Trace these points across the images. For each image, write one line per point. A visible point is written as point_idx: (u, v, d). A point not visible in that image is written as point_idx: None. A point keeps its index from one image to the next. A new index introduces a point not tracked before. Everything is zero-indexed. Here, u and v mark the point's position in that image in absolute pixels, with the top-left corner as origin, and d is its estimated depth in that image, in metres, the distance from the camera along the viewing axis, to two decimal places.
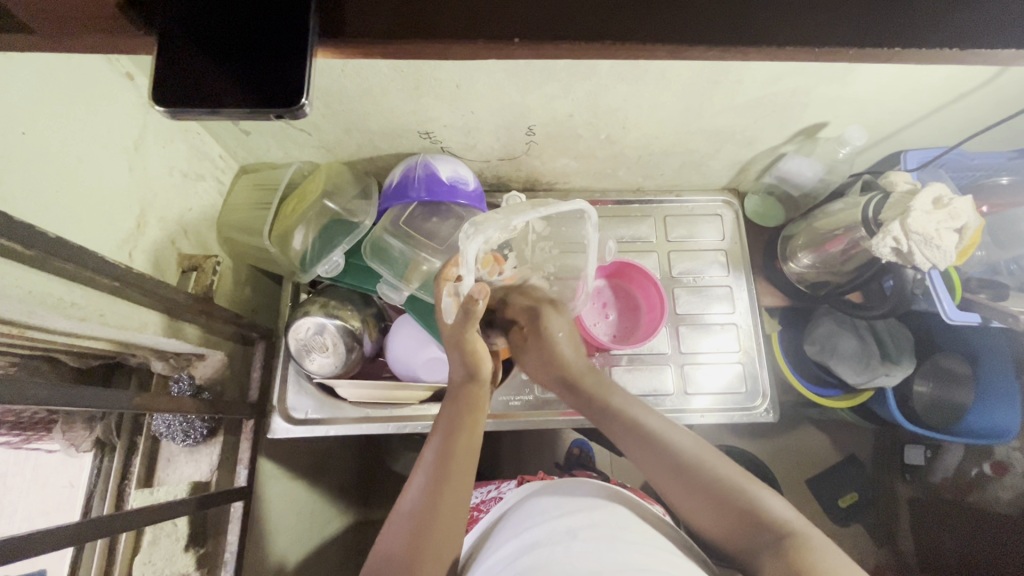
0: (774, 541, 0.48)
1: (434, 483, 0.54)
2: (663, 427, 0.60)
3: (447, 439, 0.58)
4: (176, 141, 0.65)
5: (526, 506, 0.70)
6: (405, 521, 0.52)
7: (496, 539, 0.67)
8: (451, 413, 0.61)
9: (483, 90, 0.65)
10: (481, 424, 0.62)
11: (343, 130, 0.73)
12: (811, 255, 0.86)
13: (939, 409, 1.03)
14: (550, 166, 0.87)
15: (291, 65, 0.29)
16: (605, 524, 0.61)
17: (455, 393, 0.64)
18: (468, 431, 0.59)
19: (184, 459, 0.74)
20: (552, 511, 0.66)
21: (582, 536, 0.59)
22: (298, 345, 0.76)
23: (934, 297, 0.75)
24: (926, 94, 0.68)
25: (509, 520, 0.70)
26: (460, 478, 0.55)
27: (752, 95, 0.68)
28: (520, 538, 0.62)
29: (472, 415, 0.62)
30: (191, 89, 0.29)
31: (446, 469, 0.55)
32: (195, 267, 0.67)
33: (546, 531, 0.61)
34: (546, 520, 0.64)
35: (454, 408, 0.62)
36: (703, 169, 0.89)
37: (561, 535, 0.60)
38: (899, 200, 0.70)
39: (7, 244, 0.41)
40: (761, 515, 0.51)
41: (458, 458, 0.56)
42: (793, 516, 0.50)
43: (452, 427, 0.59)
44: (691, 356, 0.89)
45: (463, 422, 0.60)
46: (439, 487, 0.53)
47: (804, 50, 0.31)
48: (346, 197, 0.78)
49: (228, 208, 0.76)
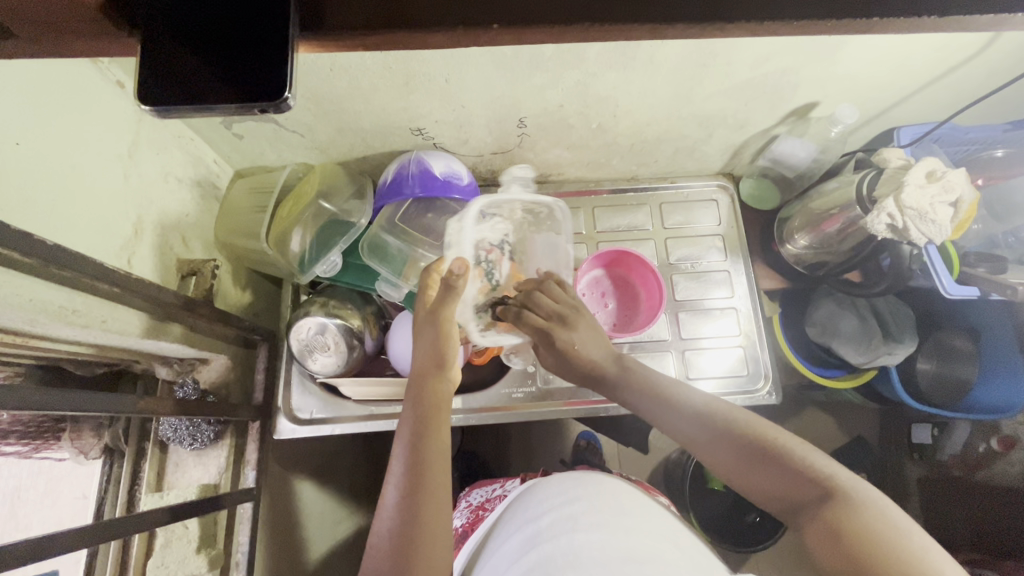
0: (818, 496, 0.47)
1: (409, 494, 0.52)
2: (693, 397, 0.61)
3: (416, 444, 0.55)
4: (171, 148, 0.65)
5: (527, 498, 0.70)
6: (387, 540, 0.50)
7: (500, 534, 0.67)
8: (417, 411, 0.58)
9: (473, 84, 0.66)
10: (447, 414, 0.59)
11: (336, 130, 0.74)
12: (809, 235, 0.86)
13: (946, 387, 1.03)
14: (543, 158, 0.86)
15: (271, 55, 0.29)
16: (606, 511, 0.62)
17: (417, 381, 0.61)
18: (434, 427, 0.57)
19: (192, 463, 0.74)
20: (553, 501, 0.66)
21: (585, 526, 0.59)
22: (300, 345, 0.76)
23: (931, 271, 0.76)
24: (914, 71, 0.68)
25: (511, 515, 0.70)
26: (435, 485, 0.53)
27: (741, 77, 0.68)
28: (524, 532, 0.62)
29: (433, 411, 0.58)
30: (179, 82, 0.29)
31: (418, 482, 0.53)
32: (194, 272, 0.67)
33: (549, 522, 0.62)
34: (548, 510, 0.64)
35: (414, 405, 0.59)
36: (697, 155, 0.89)
37: (565, 526, 0.60)
38: (893, 175, 0.70)
39: (10, 254, 0.42)
40: (797, 470, 0.49)
41: (430, 461, 0.54)
42: (832, 469, 0.48)
43: (419, 429, 0.56)
44: (692, 341, 0.89)
45: (427, 424, 0.57)
46: (415, 501, 0.51)
47: (781, 26, 0.31)
48: (342, 197, 0.80)
49: (224, 212, 0.77)
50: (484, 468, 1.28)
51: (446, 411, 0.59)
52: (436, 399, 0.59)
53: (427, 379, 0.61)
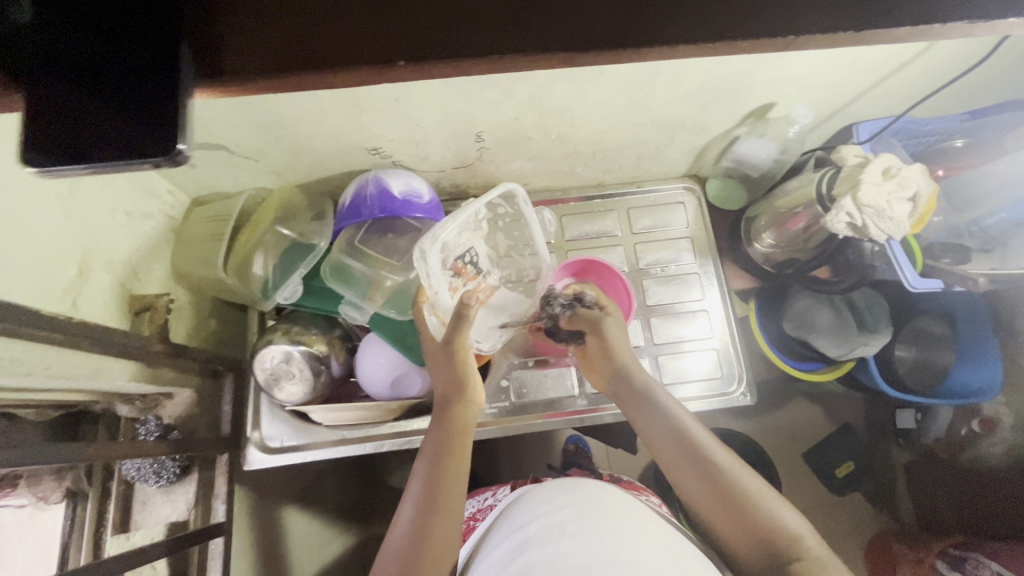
0: (784, 556, 0.51)
1: (426, 511, 0.54)
2: (692, 427, 0.61)
3: (435, 467, 0.58)
4: (117, 182, 0.64)
5: (515, 507, 0.70)
6: (392, 556, 0.52)
7: (487, 544, 0.66)
8: (441, 440, 0.60)
9: (424, 102, 0.65)
10: (468, 446, 0.61)
11: (290, 154, 0.73)
12: (774, 233, 0.87)
13: (925, 371, 1.04)
14: (506, 170, 0.85)
15: (162, 100, 0.27)
16: (594, 516, 0.61)
17: (444, 415, 0.63)
18: (459, 457, 0.59)
19: (160, 500, 0.72)
20: (541, 508, 0.65)
21: (569, 532, 0.59)
22: (265, 375, 0.75)
23: (895, 267, 0.76)
24: (866, 69, 0.68)
25: (498, 525, 0.69)
26: (451, 505, 0.55)
27: (695, 83, 0.68)
28: (512, 540, 0.61)
29: (461, 442, 0.61)
30: (61, 128, 0.27)
31: (435, 502, 0.55)
32: (148, 307, 0.65)
33: (536, 529, 0.61)
34: (535, 517, 0.63)
35: (438, 424, 0.62)
36: (661, 159, 0.89)
37: (551, 533, 0.59)
38: (850, 173, 0.70)
39: None
40: (770, 529, 0.53)
41: (449, 483, 0.56)
42: (804, 532, 0.53)
43: (442, 455, 0.59)
44: (666, 345, 0.88)
45: (454, 454, 0.59)
46: (429, 517, 0.54)
47: (697, 49, 0.30)
48: (303, 220, 0.79)
49: (180, 242, 0.75)
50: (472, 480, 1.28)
51: (468, 443, 0.61)
52: (461, 429, 0.62)
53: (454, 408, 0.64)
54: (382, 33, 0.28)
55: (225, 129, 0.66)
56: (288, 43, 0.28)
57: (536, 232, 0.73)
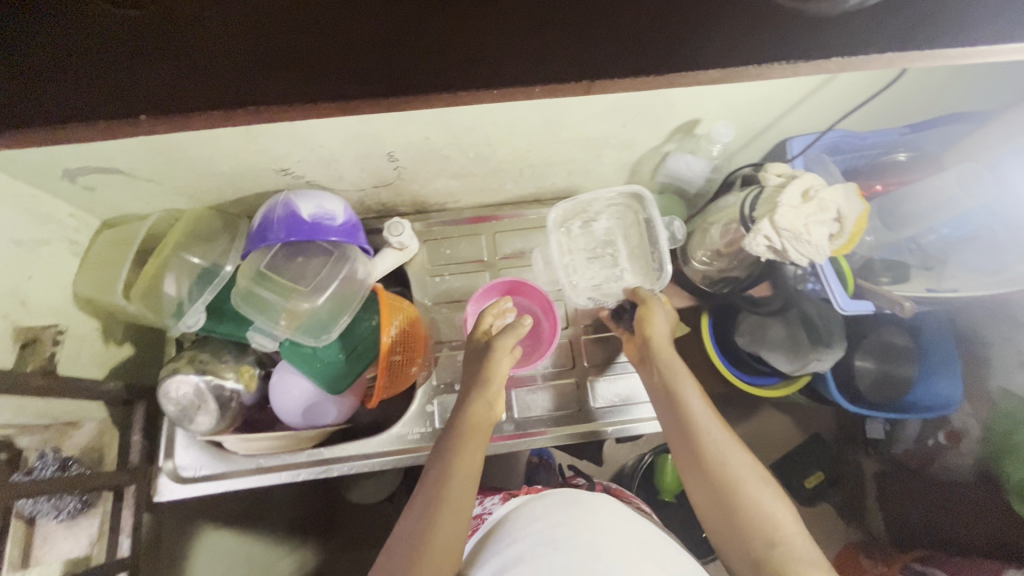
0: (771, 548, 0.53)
1: (434, 498, 0.55)
2: (703, 413, 0.63)
3: (451, 457, 0.59)
4: (2, 209, 0.61)
5: (503, 520, 0.67)
6: (402, 545, 0.53)
7: (472, 559, 0.64)
8: (457, 429, 0.62)
9: (322, 122, 0.62)
10: (484, 439, 0.62)
11: (194, 176, 0.70)
12: (709, 253, 0.84)
13: (885, 385, 1.02)
14: (431, 188, 0.83)
15: None
16: (585, 531, 0.59)
17: (461, 409, 0.65)
18: (471, 447, 0.60)
19: (62, 536, 0.66)
20: (532, 520, 0.62)
21: (564, 548, 0.57)
22: (175, 410, 0.71)
23: (826, 287, 0.73)
24: (786, 85, 0.66)
25: (482, 534, 0.67)
26: (463, 493, 0.55)
27: (608, 100, 0.65)
28: (498, 560, 0.59)
29: (473, 431, 0.62)
30: None
31: (443, 492, 0.55)
32: (34, 339, 0.64)
33: (527, 547, 0.58)
34: (526, 532, 0.61)
35: (452, 425, 0.63)
36: (594, 175, 0.86)
37: (542, 551, 0.57)
38: (771, 195, 0.67)
39: None
40: (762, 520, 0.55)
41: (461, 474, 0.57)
42: (789, 526, 0.55)
43: (457, 443, 0.60)
44: (599, 367, 0.86)
45: (466, 443, 0.60)
46: (436, 508, 0.54)
47: None
48: (213, 245, 0.77)
49: (87, 266, 0.73)
50: None
51: (483, 435, 0.63)
52: (476, 421, 0.63)
53: (469, 403, 0.65)
54: (130, 99, 0.41)
55: (116, 154, 0.63)
56: (45, 111, 0.40)
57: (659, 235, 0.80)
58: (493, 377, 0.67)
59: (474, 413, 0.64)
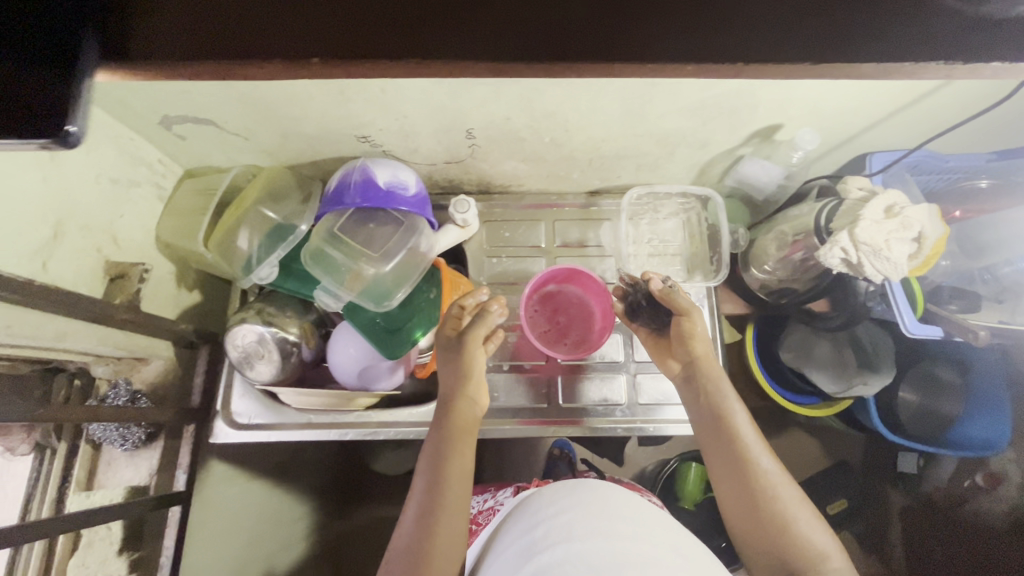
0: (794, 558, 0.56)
1: (426, 512, 0.58)
2: (739, 420, 0.64)
3: (436, 466, 0.61)
4: (103, 149, 0.64)
5: (521, 509, 0.68)
6: (400, 558, 0.56)
7: (497, 545, 0.65)
8: (440, 436, 0.64)
9: (410, 93, 0.64)
10: (470, 441, 0.64)
11: (279, 135, 0.73)
12: (776, 262, 0.83)
13: (927, 419, 1.01)
14: (500, 169, 0.84)
15: None
16: (602, 517, 0.59)
17: (442, 414, 0.66)
18: (457, 454, 0.62)
19: (124, 463, 0.74)
20: (550, 509, 0.63)
21: (579, 533, 0.57)
22: (238, 355, 0.75)
23: (893, 308, 0.72)
24: (881, 95, 0.64)
25: (507, 521, 0.68)
26: (450, 505, 0.58)
27: (693, 97, 0.65)
28: (520, 543, 0.60)
29: (457, 434, 0.64)
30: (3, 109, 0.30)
31: (434, 504, 0.58)
32: (122, 274, 0.67)
33: (545, 531, 0.60)
34: (544, 519, 0.62)
35: (440, 424, 0.65)
36: (662, 172, 0.86)
37: (560, 534, 0.58)
38: (851, 208, 0.66)
39: None
40: (786, 529, 0.57)
41: (449, 487, 0.59)
42: (818, 538, 0.56)
43: (442, 451, 0.62)
44: (646, 364, 0.85)
45: (451, 449, 0.62)
46: (428, 524, 0.57)
47: None
48: (288, 202, 0.78)
49: (169, 212, 0.76)
50: None
51: (468, 435, 0.65)
52: (460, 423, 0.65)
53: (454, 403, 0.67)
54: None
55: (212, 105, 0.65)
56: None
57: (725, 230, 0.83)
58: (471, 373, 0.68)
59: (453, 416, 0.66)
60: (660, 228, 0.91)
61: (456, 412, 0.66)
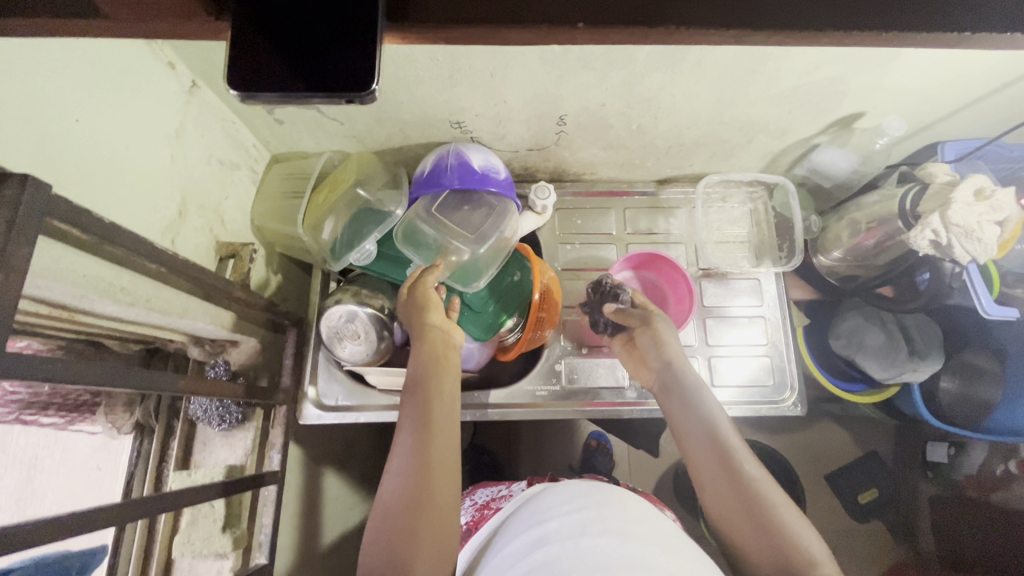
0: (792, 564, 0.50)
1: (419, 444, 0.54)
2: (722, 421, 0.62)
3: (419, 397, 0.57)
4: (213, 131, 0.66)
5: (532, 505, 0.63)
6: (394, 500, 0.51)
7: (503, 538, 0.60)
8: (416, 372, 0.60)
9: (517, 78, 0.65)
10: (449, 373, 0.61)
11: (375, 120, 0.74)
12: (844, 249, 0.86)
13: (967, 405, 0.96)
14: (578, 156, 0.86)
15: (345, 31, 0.30)
16: (619, 518, 0.54)
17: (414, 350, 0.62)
18: (438, 383, 0.59)
19: (219, 443, 0.75)
20: (561, 507, 0.58)
21: (592, 532, 0.52)
22: (330, 332, 0.77)
23: (970, 292, 0.75)
24: (969, 82, 0.66)
25: (511, 523, 0.62)
26: (441, 441, 0.54)
27: (788, 84, 0.67)
28: (529, 536, 0.55)
29: (437, 365, 0.60)
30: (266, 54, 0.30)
31: (425, 437, 0.54)
32: (233, 255, 0.68)
33: (556, 527, 0.54)
34: (555, 515, 0.56)
35: (417, 373, 0.60)
36: (734, 160, 0.88)
37: (573, 531, 0.53)
38: (938, 191, 0.69)
39: (76, 232, 0.43)
40: (777, 532, 0.52)
41: (437, 420, 0.56)
42: (814, 546, 0.51)
43: (421, 383, 0.58)
44: (717, 348, 0.87)
45: (431, 380, 0.59)
46: (424, 453, 0.53)
47: (856, 38, 0.30)
48: (376, 185, 0.79)
49: (261, 197, 0.78)
50: (498, 464, 1.29)
51: (448, 365, 0.61)
52: (436, 352, 0.61)
53: (429, 334, 0.62)
54: None
55: None
56: None
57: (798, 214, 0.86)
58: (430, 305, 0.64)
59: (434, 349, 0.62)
60: (728, 212, 0.93)
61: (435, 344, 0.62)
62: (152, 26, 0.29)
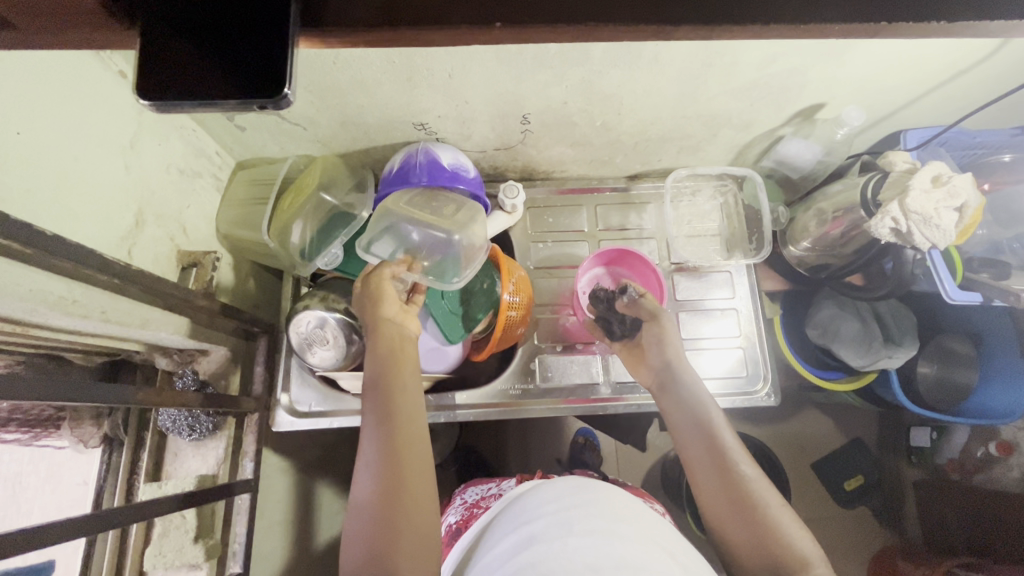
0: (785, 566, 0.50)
1: (387, 445, 0.53)
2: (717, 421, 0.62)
3: (379, 395, 0.56)
4: (172, 140, 0.65)
5: (521, 502, 0.62)
6: (367, 507, 0.50)
7: (490, 538, 0.59)
8: (374, 369, 0.59)
9: (476, 79, 0.65)
10: (405, 363, 0.60)
11: (338, 124, 0.74)
12: (811, 239, 0.87)
13: (948, 390, 0.97)
14: (546, 155, 0.86)
15: (266, 42, 0.31)
16: (608, 517, 0.54)
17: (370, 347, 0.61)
18: (395, 376, 0.58)
19: (191, 453, 0.75)
20: (550, 504, 0.58)
21: (579, 531, 0.52)
22: (300, 339, 0.76)
23: (935, 278, 0.76)
24: (923, 71, 0.67)
25: (499, 522, 0.62)
26: (407, 438, 0.54)
27: (746, 77, 0.67)
28: (516, 536, 0.55)
29: (393, 359, 0.59)
30: (163, 69, 0.32)
31: (391, 436, 0.53)
32: (195, 263, 0.67)
33: (542, 526, 0.54)
34: (542, 514, 0.56)
35: (375, 371, 0.58)
36: (702, 154, 0.89)
37: (559, 530, 0.52)
38: (898, 180, 0.70)
39: (20, 248, 0.42)
40: (769, 530, 0.52)
41: (399, 417, 0.55)
42: (804, 545, 0.51)
43: (382, 381, 0.57)
44: (691, 341, 0.88)
45: (388, 375, 0.58)
46: (393, 455, 0.52)
47: (776, 29, 0.32)
48: (343, 189, 0.80)
49: (226, 204, 0.77)
50: (483, 464, 1.29)
51: (404, 355, 0.60)
52: (391, 346, 0.60)
53: (382, 327, 0.61)
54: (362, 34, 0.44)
55: None
56: None
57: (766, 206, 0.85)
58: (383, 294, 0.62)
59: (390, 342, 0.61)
60: (698, 207, 0.94)
61: (388, 336, 0.61)
62: (58, 30, 0.30)
